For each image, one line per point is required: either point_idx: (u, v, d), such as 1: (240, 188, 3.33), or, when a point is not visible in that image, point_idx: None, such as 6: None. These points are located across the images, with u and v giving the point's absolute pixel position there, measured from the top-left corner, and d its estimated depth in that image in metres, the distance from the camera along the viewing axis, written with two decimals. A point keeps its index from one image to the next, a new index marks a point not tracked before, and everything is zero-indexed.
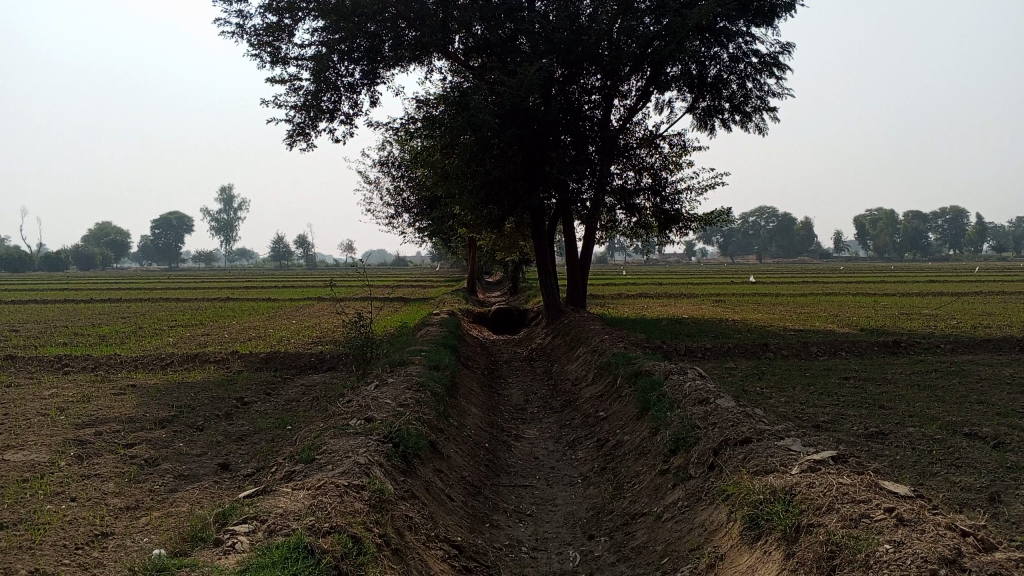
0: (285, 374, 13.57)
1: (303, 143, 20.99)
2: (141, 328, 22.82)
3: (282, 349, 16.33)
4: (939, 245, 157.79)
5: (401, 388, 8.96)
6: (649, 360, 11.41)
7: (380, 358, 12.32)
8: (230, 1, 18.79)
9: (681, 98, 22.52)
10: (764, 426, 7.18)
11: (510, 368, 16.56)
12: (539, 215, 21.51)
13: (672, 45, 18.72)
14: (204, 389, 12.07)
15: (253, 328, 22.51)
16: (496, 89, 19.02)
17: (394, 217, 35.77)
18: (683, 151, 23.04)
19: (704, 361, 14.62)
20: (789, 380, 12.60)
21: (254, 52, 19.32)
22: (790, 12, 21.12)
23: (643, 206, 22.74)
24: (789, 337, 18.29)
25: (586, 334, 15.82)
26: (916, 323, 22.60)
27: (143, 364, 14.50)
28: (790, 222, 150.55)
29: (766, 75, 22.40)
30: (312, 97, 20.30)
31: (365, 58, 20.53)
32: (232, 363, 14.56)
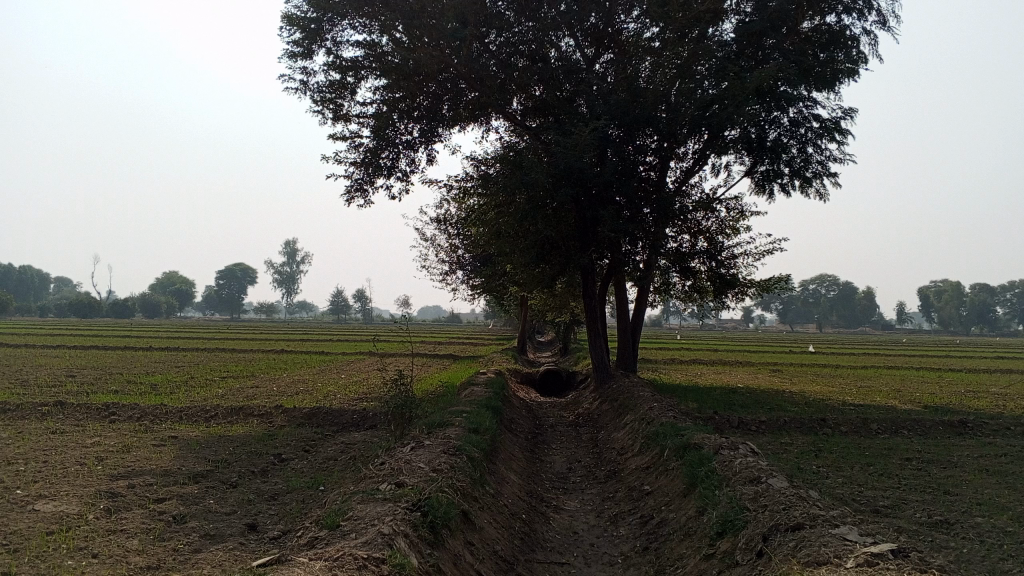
0: (326, 430, 13.40)
1: (360, 199, 21.18)
2: (191, 378, 23.00)
3: (326, 404, 16.21)
4: (1008, 319, 152.61)
5: (437, 452, 8.69)
6: (698, 431, 10.95)
7: (421, 418, 12.09)
8: (295, 59, 19.24)
9: (739, 162, 22.25)
10: (819, 510, 6.71)
11: (555, 433, 16.15)
12: (591, 277, 21.26)
13: (731, 109, 18.53)
14: (243, 443, 11.95)
15: (300, 382, 22.50)
16: (551, 151, 19.02)
17: (448, 275, 35.90)
18: (741, 215, 22.68)
19: (756, 435, 14.03)
20: (847, 459, 11.97)
21: (316, 110, 19.68)
22: (852, 78, 20.82)
23: (698, 270, 22.33)
24: (848, 412, 17.54)
25: (634, 402, 15.38)
26: (984, 401, 21.56)
27: (187, 414, 14.51)
28: (851, 292, 147.44)
29: (828, 140, 22.03)
30: (371, 154, 20.53)
31: (424, 118, 20.74)
32: (274, 417, 14.46)
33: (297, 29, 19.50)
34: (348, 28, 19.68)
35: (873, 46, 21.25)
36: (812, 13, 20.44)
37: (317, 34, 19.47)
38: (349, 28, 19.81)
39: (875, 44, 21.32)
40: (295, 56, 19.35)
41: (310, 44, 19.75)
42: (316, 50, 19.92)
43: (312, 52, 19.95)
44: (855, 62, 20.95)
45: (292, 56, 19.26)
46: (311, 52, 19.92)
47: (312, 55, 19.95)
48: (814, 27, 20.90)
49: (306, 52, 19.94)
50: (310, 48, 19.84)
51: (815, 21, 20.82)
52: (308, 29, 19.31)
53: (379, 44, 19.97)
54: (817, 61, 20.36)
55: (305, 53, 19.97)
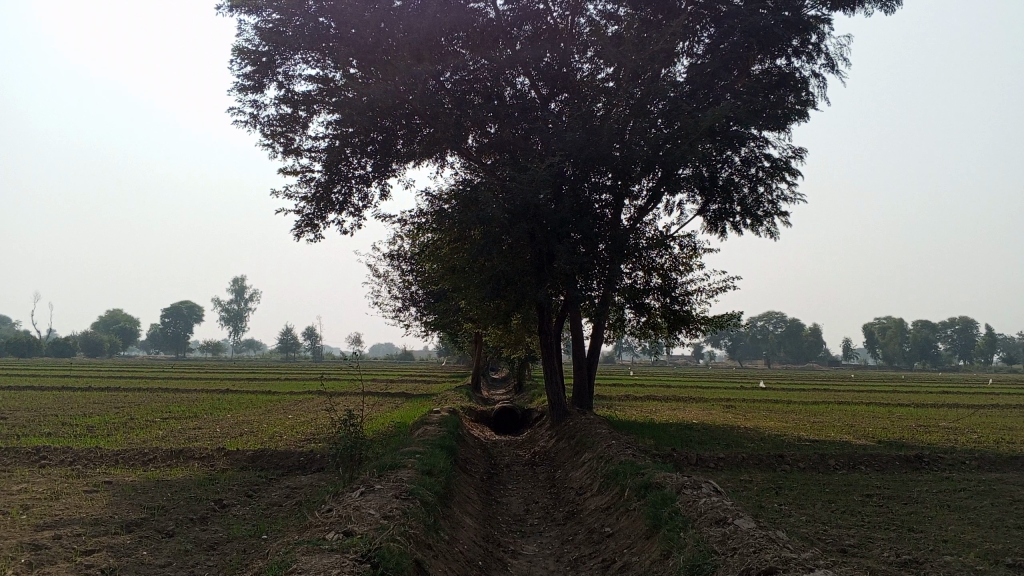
0: (272, 474, 12.82)
1: (311, 234, 20.71)
2: (130, 420, 22.06)
3: (273, 446, 15.58)
4: (949, 354, 156.37)
5: (389, 497, 8.25)
6: (659, 470, 10.65)
7: (372, 459, 11.60)
8: (245, 92, 18.80)
9: (692, 200, 22.32)
10: (790, 553, 6.43)
11: (511, 473, 15.73)
12: (546, 313, 21.01)
13: (685, 146, 18.51)
14: (182, 488, 11.33)
15: (246, 422, 21.75)
16: (506, 186, 18.83)
17: (400, 312, 35.39)
18: (694, 252, 22.70)
19: (716, 472, 13.78)
20: (808, 496, 11.76)
21: (266, 143, 19.24)
22: (802, 119, 21.10)
23: (652, 307, 22.21)
24: (804, 447, 17.43)
25: (591, 440, 15.04)
26: (936, 436, 21.66)
27: (124, 458, 13.79)
28: (799, 328, 149.90)
29: (778, 179, 22.25)
30: (323, 189, 20.10)
31: (378, 152, 20.41)
32: (217, 460, 13.80)
33: (247, 62, 19.09)
34: (300, 61, 19.35)
35: (822, 88, 21.60)
36: (763, 55, 20.73)
37: (268, 67, 19.08)
38: (301, 61, 19.46)
39: (824, 86, 21.67)
40: (245, 89, 18.91)
41: (261, 77, 19.34)
42: (267, 82, 19.51)
43: (263, 85, 19.54)
44: (804, 104, 21.17)
45: (242, 88, 18.82)
46: (262, 85, 19.50)
47: (263, 87, 19.53)
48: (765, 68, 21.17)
49: (257, 85, 19.52)
50: (260, 81, 19.42)
51: (766, 62, 21.11)
52: (260, 62, 18.91)
53: (332, 77, 19.67)
54: (768, 101, 20.60)
55: (256, 85, 19.55)
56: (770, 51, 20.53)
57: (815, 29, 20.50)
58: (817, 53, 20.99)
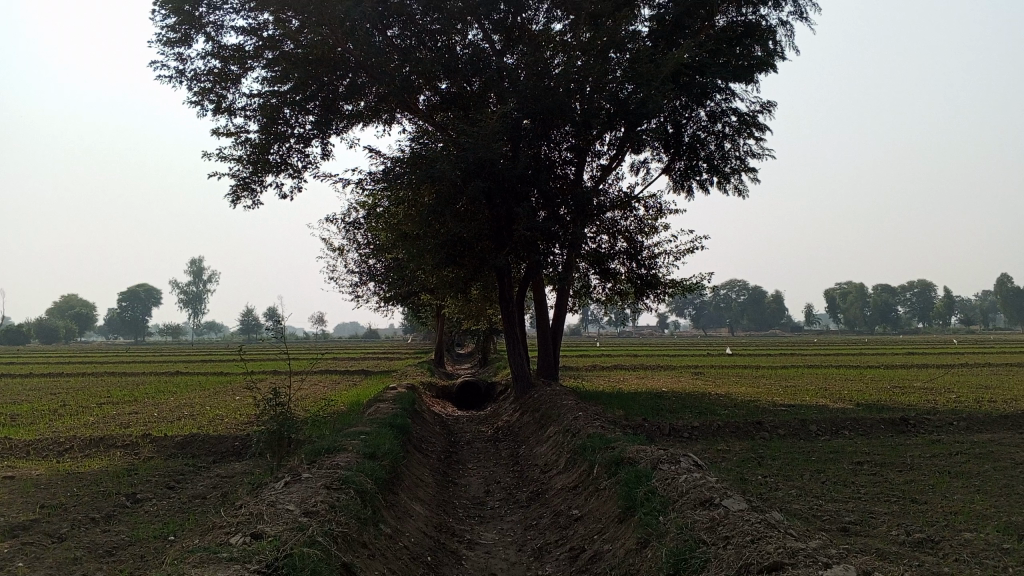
0: (201, 461, 11.48)
1: (249, 200, 19.25)
2: (62, 406, 20.47)
3: (209, 429, 14.20)
4: (909, 317, 158.26)
5: (317, 487, 7.01)
6: (630, 444, 9.52)
7: (311, 442, 10.32)
8: (169, 45, 17.17)
9: (656, 158, 21.17)
10: (796, 542, 5.32)
11: (471, 450, 14.55)
12: (506, 280, 19.78)
13: (648, 97, 17.25)
14: (93, 482, 9.97)
15: (187, 405, 20.25)
16: (458, 143, 17.45)
17: (358, 286, 33.94)
18: (659, 213, 21.56)
19: (692, 444, 12.70)
20: (794, 467, 10.70)
21: (195, 102, 17.71)
22: (770, 70, 19.91)
23: (618, 271, 21.10)
24: (782, 413, 16.45)
25: (556, 412, 13.92)
26: (916, 397, 20.84)
27: (36, 449, 12.33)
28: (761, 295, 150.59)
29: (746, 135, 21.12)
30: (260, 151, 18.58)
31: (320, 110, 18.88)
32: (142, 448, 12.41)
33: (170, 11, 17.43)
34: (230, 12, 17.72)
35: (789, 37, 20.43)
36: (729, 5, 19.40)
37: (194, 18, 17.45)
38: (232, 11, 17.83)
39: (791, 36, 20.50)
40: (169, 42, 17.30)
41: (187, 29, 17.70)
42: (194, 34, 17.89)
43: (191, 38, 17.91)
44: (772, 55, 19.94)
45: (166, 42, 17.20)
46: (189, 38, 17.88)
47: (190, 41, 17.91)
48: (730, 18, 19.87)
49: (183, 38, 17.89)
50: (187, 33, 17.80)
51: (730, 14, 19.76)
52: (185, 11, 17.27)
53: (266, 29, 18.07)
54: (734, 53, 19.39)
55: (182, 38, 17.92)
56: None
57: None
58: (784, 1, 19.74)
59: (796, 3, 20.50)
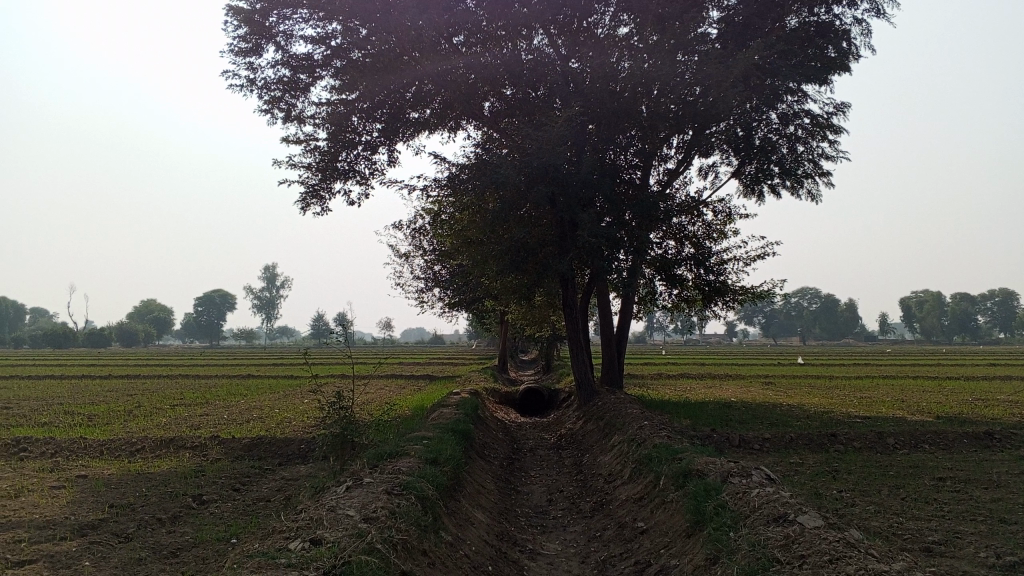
0: (266, 465, 11.56)
1: (316, 206, 19.47)
2: (136, 408, 21.00)
3: (274, 432, 14.34)
4: (990, 327, 152.44)
5: (377, 493, 6.94)
6: (698, 455, 9.24)
7: (373, 447, 10.29)
8: (240, 55, 17.49)
9: (725, 163, 20.73)
10: (879, 564, 5.00)
11: (534, 458, 14.38)
12: (571, 286, 19.58)
13: (718, 99, 16.86)
14: (160, 483, 10.10)
15: (255, 408, 20.54)
16: (523, 148, 17.33)
17: (423, 292, 34.11)
18: (728, 219, 21.09)
19: (762, 456, 12.29)
20: (871, 482, 10.24)
21: (265, 111, 18.00)
22: (845, 71, 19.30)
23: (685, 277, 20.69)
24: (857, 425, 15.85)
25: (621, 421, 13.66)
26: (1001, 410, 19.89)
27: (108, 449, 12.61)
28: (833, 304, 146.93)
29: (819, 138, 20.52)
30: (328, 158, 18.78)
31: (387, 116, 18.99)
32: (210, 450, 12.57)
33: (242, 22, 17.75)
34: (300, 22, 17.96)
35: (866, 36, 19.79)
36: (801, 4, 18.85)
37: (265, 28, 17.74)
38: (301, 21, 18.07)
39: (866, 35, 19.84)
40: (240, 51, 17.61)
41: (258, 39, 18.01)
42: (264, 44, 18.18)
43: (261, 47, 18.22)
44: (846, 55, 19.31)
45: (237, 52, 17.53)
46: (259, 47, 18.19)
47: (261, 51, 18.22)
48: (802, 19, 19.27)
49: (254, 47, 18.21)
50: (257, 43, 18.11)
51: (802, 14, 19.19)
52: (255, 21, 17.57)
53: (334, 38, 18.26)
54: (806, 53, 18.87)
55: (253, 48, 18.24)
56: None
57: None
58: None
59: (872, 1, 19.82)
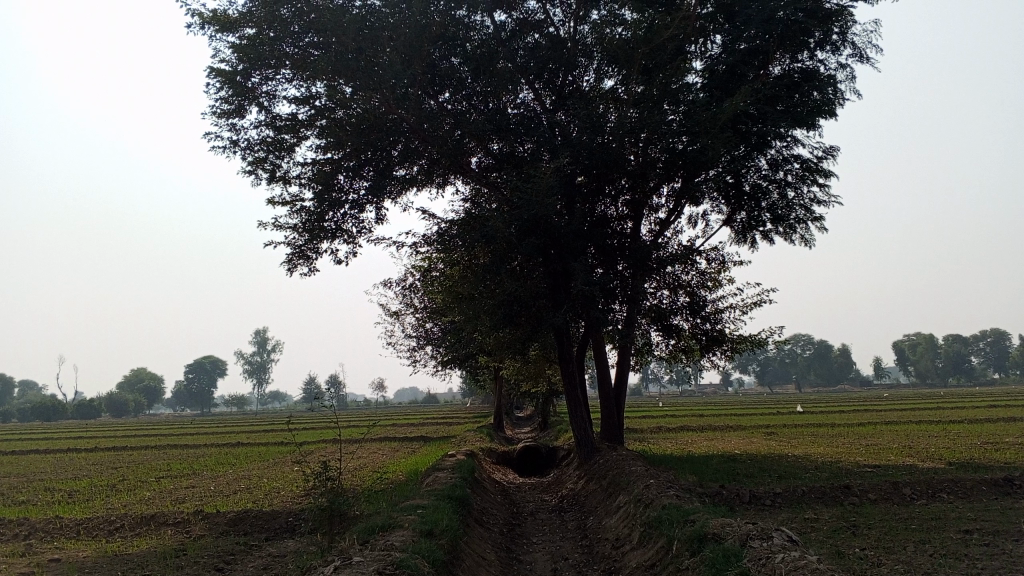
0: (253, 540, 10.91)
1: (304, 267, 19.04)
2: (120, 481, 20.18)
3: (262, 504, 13.66)
4: (985, 368, 152.06)
5: (369, 574, 6.37)
6: (711, 516, 8.70)
7: (364, 519, 9.68)
8: (223, 116, 17.23)
9: (716, 210, 20.48)
10: None
11: (536, 522, 13.74)
12: (566, 340, 19.11)
13: (707, 147, 16.63)
14: (137, 565, 9.44)
15: (243, 478, 19.79)
16: (512, 201, 17.01)
17: (415, 351, 33.52)
18: (723, 267, 20.75)
19: (775, 512, 11.73)
20: (894, 537, 9.70)
21: (250, 172, 17.69)
22: (832, 116, 19.16)
23: (681, 327, 20.27)
24: (870, 475, 15.30)
25: (625, 480, 13.07)
26: (1013, 453, 19.36)
27: (85, 528, 11.91)
28: (827, 350, 146.53)
29: (810, 183, 20.32)
30: (314, 218, 18.41)
31: (373, 174, 18.67)
32: (193, 526, 11.88)
33: (224, 84, 17.53)
34: (283, 82, 17.76)
35: (851, 81, 19.71)
36: (784, 52, 18.78)
37: (247, 90, 17.53)
38: (285, 82, 17.87)
39: (852, 79, 19.76)
40: (223, 113, 17.36)
41: (242, 100, 17.79)
42: (248, 105, 17.95)
43: (245, 109, 17.99)
44: (833, 100, 19.17)
45: (220, 114, 17.27)
46: (242, 109, 17.96)
47: (244, 112, 17.98)
48: (785, 68, 19.15)
49: (237, 109, 17.97)
50: (240, 105, 17.88)
51: (786, 62, 19.12)
52: (238, 83, 17.35)
53: (318, 98, 18.04)
54: (793, 99, 18.73)
55: (236, 109, 18.00)
56: (793, 46, 18.57)
57: (841, 20, 18.48)
58: (842, 44, 19.06)
59: (855, 47, 19.82)
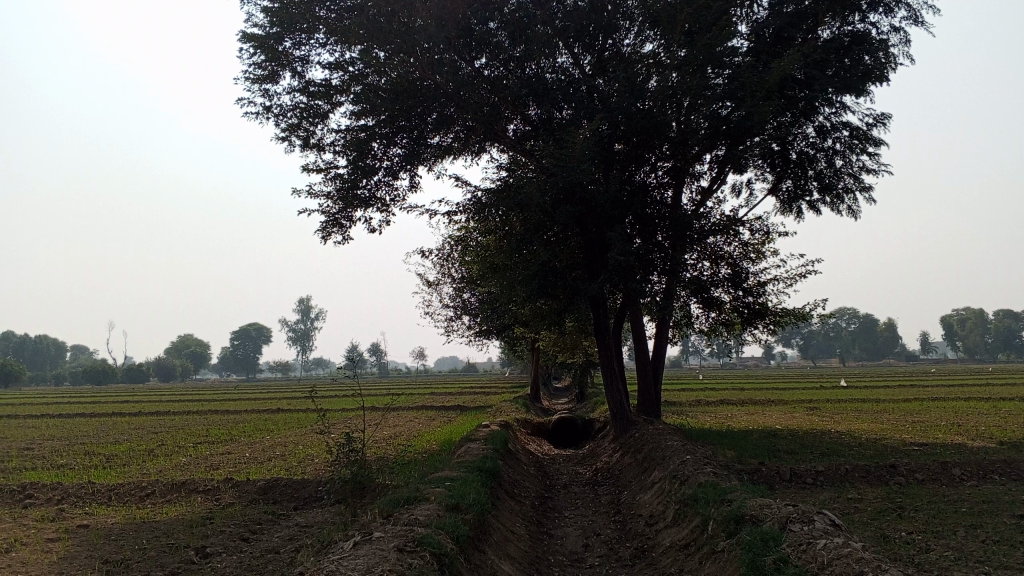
0: (280, 510, 10.78)
1: (338, 235, 18.85)
2: (158, 447, 20.34)
3: (293, 473, 13.57)
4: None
5: (389, 551, 6.13)
6: (749, 496, 8.32)
7: (391, 491, 9.47)
8: (256, 82, 17.00)
9: (761, 179, 19.83)
10: None
11: (569, 495, 13.49)
12: (602, 311, 18.71)
13: (752, 112, 15.96)
14: (163, 533, 9.36)
15: (278, 446, 19.80)
16: (549, 168, 16.58)
17: (452, 320, 33.33)
18: (766, 238, 20.13)
19: (817, 491, 11.31)
20: (943, 520, 9.26)
21: (283, 139, 17.48)
22: (885, 81, 18.32)
23: (722, 299, 19.74)
24: (916, 453, 14.77)
25: (660, 455, 12.73)
26: None
27: (115, 494, 11.90)
28: (872, 324, 143.93)
29: (859, 152, 19.55)
30: (348, 186, 18.17)
31: (408, 142, 18.34)
32: (222, 494, 11.81)
33: (257, 49, 17.28)
34: (317, 47, 17.46)
35: (905, 44, 18.82)
36: (834, 14, 17.98)
37: (281, 55, 17.26)
38: (318, 47, 17.56)
39: (906, 43, 18.88)
40: (256, 79, 17.12)
41: (275, 66, 17.53)
42: (281, 71, 17.70)
43: (278, 75, 17.75)
44: (885, 64, 18.32)
45: (253, 79, 17.04)
46: (276, 75, 17.71)
47: (278, 78, 17.74)
48: (834, 32, 18.36)
49: (270, 75, 17.73)
50: (274, 70, 17.64)
51: (835, 25, 18.33)
52: (271, 48, 17.09)
53: (352, 63, 17.71)
54: (843, 63, 17.95)
55: (269, 75, 17.77)
56: (843, 8, 17.77)
57: None
58: (896, 6, 18.18)
59: (909, 9, 18.93)
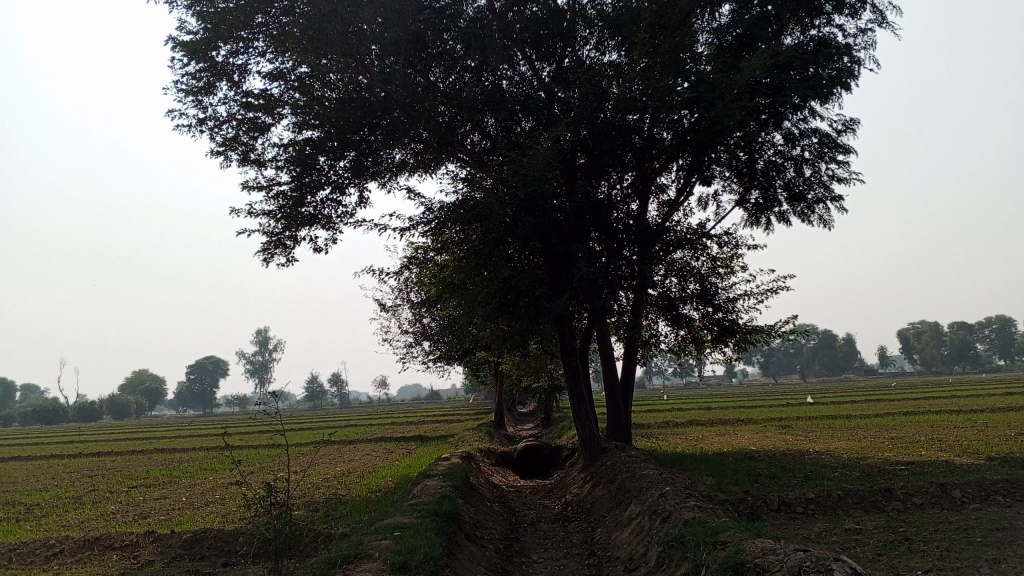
0: (208, 568, 9.39)
1: (282, 256, 17.50)
2: (88, 493, 18.66)
3: (229, 521, 12.12)
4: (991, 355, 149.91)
5: None
6: (747, 537, 7.16)
7: (330, 547, 8.16)
8: (189, 92, 15.67)
9: (728, 189, 18.92)
10: None
11: (536, 535, 12.23)
12: (566, 332, 17.52)
13: (719, 116, 14.94)
14: None
15: (220, 487, 18.25)
16: (506, 181, 15.42)
17: (412, 346, 31.90)
18: (735, 252, 19.17)
19: (812, 524, 10.15)
20: (960, 554, 8.18)
21: (220, 153, 16.15)
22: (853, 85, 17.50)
23: (691, 317, 18.70)
24: (907, 474, 13.75)
25: (637, 487, 11.51)
26: None
27: (19, 555, 10.39)
28: (832, 339, 144.91)
29: (828, 159, 18.73)
30: (291, 203, 16.86)
31: (356, 156, 17.10)
32: (141, 551, 10.38)
33: (191, 58, 15.97)
34: (256, 56, 16.19)
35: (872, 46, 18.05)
36: (799, 18, 17.15)
37: (216, 64, 15.96)
38: (258, 55, 16.28)
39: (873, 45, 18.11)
40: (189, 89, 15.78)
41: (211, 75, 16.22)
42: (218, 82, 16.39)
43: (214, 86, 16.44)
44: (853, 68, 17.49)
45: (186, 89, 15.71)
46: (212, 86, 16.39)
47: (214, 90, 16.41)
48: (799, 38, 17.52)
49: (206, 86, 16.41)
50: (209, 81, 16.32)
51: (797, 30, 17.48)
52: (205, 56, 15.79)
53: (294, 73, 16.44)
54: (811, 67, 17.06)
55: (205, 87, 16.45)
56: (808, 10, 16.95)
57: None
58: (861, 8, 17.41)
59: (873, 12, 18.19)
